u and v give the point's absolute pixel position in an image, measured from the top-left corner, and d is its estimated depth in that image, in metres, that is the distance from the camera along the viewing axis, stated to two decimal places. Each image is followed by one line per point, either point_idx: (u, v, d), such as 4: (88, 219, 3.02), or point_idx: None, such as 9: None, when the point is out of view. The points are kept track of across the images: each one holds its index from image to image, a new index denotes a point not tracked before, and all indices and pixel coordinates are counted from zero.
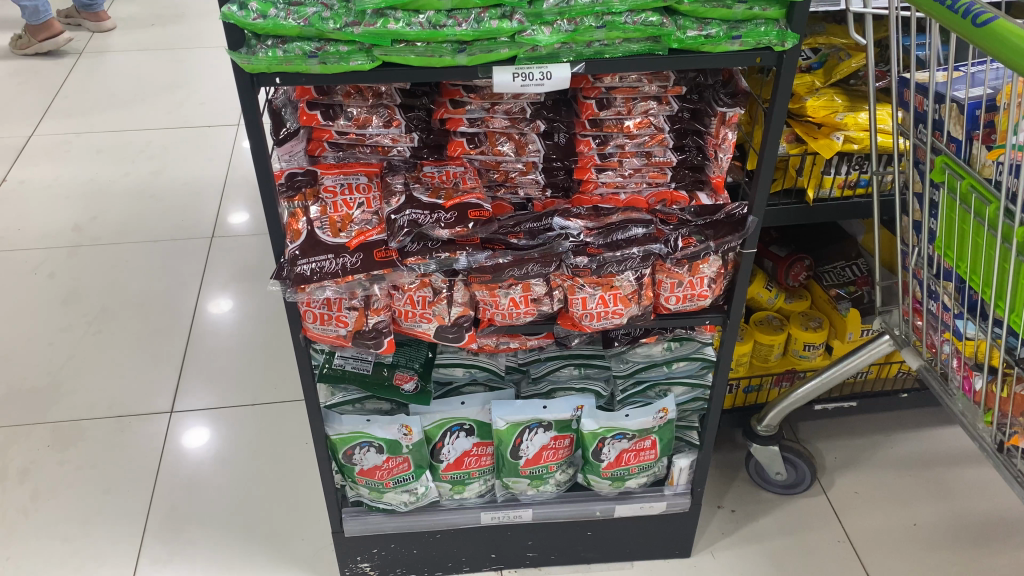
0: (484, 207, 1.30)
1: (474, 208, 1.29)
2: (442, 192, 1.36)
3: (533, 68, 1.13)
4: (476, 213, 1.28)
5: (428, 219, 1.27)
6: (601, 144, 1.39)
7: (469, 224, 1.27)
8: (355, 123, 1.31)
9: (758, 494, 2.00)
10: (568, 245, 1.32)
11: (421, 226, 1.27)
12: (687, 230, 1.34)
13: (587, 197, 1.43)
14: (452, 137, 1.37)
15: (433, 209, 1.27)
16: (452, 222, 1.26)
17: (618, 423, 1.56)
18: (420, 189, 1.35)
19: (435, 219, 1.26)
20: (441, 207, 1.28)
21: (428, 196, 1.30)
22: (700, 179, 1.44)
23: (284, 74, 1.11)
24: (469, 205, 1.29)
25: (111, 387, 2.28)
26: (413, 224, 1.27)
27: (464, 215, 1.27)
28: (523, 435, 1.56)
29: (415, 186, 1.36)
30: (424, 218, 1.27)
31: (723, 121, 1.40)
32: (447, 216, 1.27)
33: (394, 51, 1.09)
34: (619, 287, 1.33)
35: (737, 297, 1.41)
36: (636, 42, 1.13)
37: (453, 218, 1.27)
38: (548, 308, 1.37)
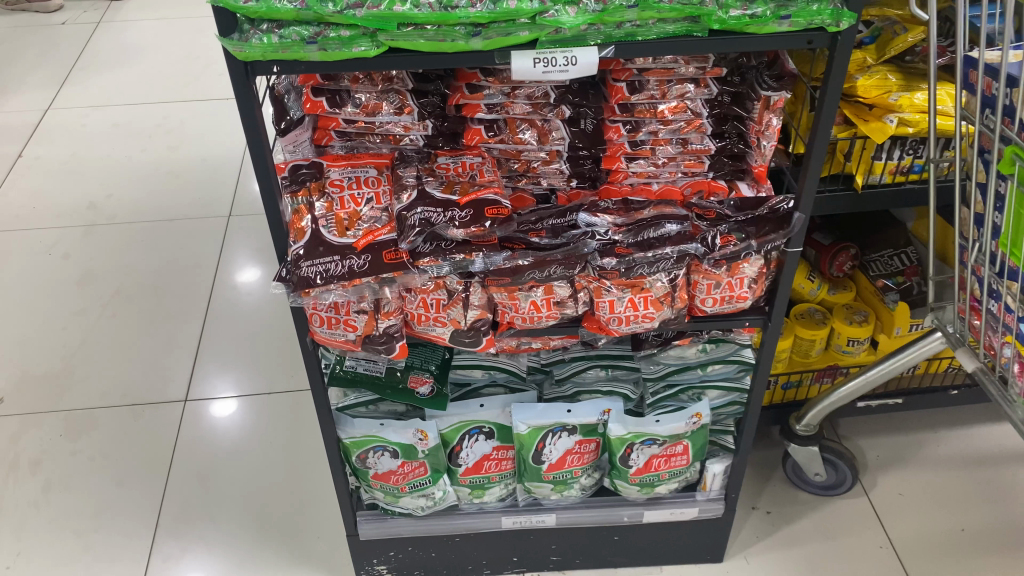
0: (503, 205, 1.18)
1: (490, 205, 1.17)
2: (457, 185, 1.24)
3: (556, 51, 1.02)
4: (494, 210, 1.17)
5: (440, 217, 1.16)
6: (633, 130, 1.29)
7: (486, 223, 1.16)
8: (364, 110, 1.21)
9: (796, 495, 1.89)
10: (592, 243, 1.21)
11: (433, 225, 1.16)
12: (725, 228, 1.23)
13: (616, 186, 1.33)
14: (470, 123, 1.27)
15: (447, 206, 1.17)
16: (467, 221, 1.16)
17: (647, 428, 1.47)
18: (434, 186, 1.22)
19: (449, 218, 1.16)
20: (455, 204, 1.17)
21: (442, 191, 1.20)
22: (740, 168, 1.34)
23: (282, 62, 1.00)
24: (486, 201, 1.18)
25: (124, 374, 2.21)
26: (425, 221, 1.16)
27: (480, 212, 1.16)
28: (547, 439, 1.48)
29: (426, 177, 1.24)
30: (438, 217, 1.16)
31: (768, 105, 1.26)
32: (463, 215, 1.16)
33: (401, 36, 0.98)
34: (651, 288, 1.23)
35: (781, 298, 1.30)
36: (671, 23, 1.01)
37: (469, 215, 1.16)
38: (572, 311, 1.26)
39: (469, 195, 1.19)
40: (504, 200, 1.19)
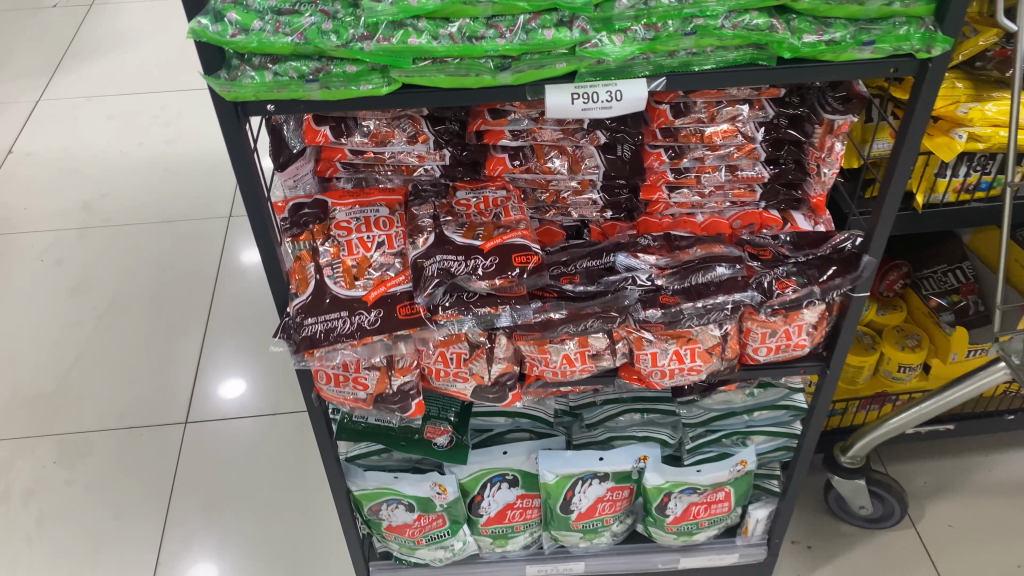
0: (534, 250, 1.04)
1: (517, 250, 1.03)
2: (480, 228, 1.07)
3: (597, 85, 0.87)
4: (522, 257, 1.03)
5: (457, 264, 1.02)
6: (677, 156, 1.13)
7: (513, 272, 1.01)
8: (373, 140, 1.06)
9: (838, 527, 1.77)
10: (632, 287, 1.07)
11: (453, 276, 1.02)
12: (783, 271, 1.09)
13: (655, 219, 1.20)
14: (493, 151, 1.13)
15: (470, 254, 1.03)
16: (492, 271, 1.02)
17: (688, 478, 1.35)
18: (455, 228, 1.07)
19: (471, 268, 1.02)
20: (479, 251, 1.03)
21: (462, 235, 1.05)
22: (795, 197, 1.19)
23: (278, 101, 0.86)
24: (514, 246, 1.04)
25: (121, 393, 2.09)
26: (444, 271, 1.02)
27: (507, 260, 1.02)
28: (576, 487, 1.36)
29: (443, 215, 1.09)
30: (456, 265, 1.02)
31: (829, 129, 1.11)
32: (487, 262, 1.02)
33: (416, 71, 0.83)
34: (700, 339, 1.09)
35: (842, 346, 1.16)
36: (732, 50, 0.87)
37: (494, 263, 1.02)
38: (609, 364, 1.12)
39: (494, 239, 1.05)
40: (535, 245, 1.05)
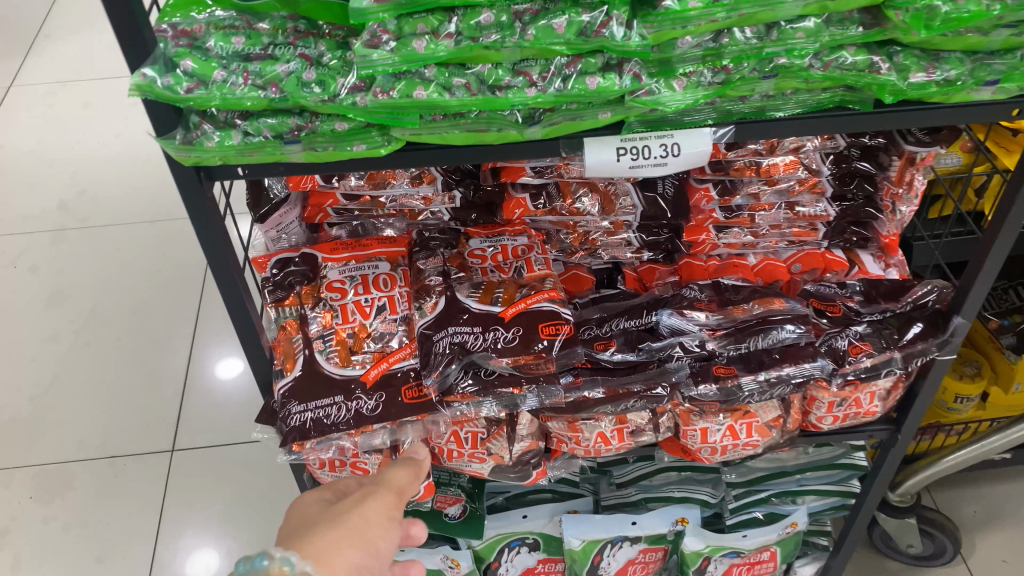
0: (565, 318, 0.88)
1: (546, 318, 0.87)
2: (499, 287, 0.90)
3: (648, 137, 0.70)
4: (549, 328, 0.86)
5: (472, 337, 0.85)
6: (727, 194, 0.96)
7: (540, 347, 0.85)
8: (369, 182, 0.88)
9: (883, 564, 1.62)
10: (681, 356, 0.91)
11: (469, 352, 0.85)
12: (856, 332, 0.93)
13: (700, 262, 1.02)
14: (511, 190, 0.93)
15: (487, 325, 0.86)
16: (515, 347, 0.85)
17: (731, 542, 1.20)
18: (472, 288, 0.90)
19: (490, 341, 0.85)
20: (497, 320, 0.87)
21: (478, 301, 0.88)
22: (863, 235, 1.03)
23: (253, 164, 0.70)
24: (542, 313, 0.87)
25: (102, 418, 1.93)
26: (456, 346, 0.85)
27: (533, 331, 0.86)
28: (604, 551, 1.21)
29: (454, 270, 0.92)
30: (470, 338, 0.85)
31: (910, 162, 0.94)
32: (509, 334, 0.86)
33: (426, 127, 0.66)
34: (757, 414, 0.94)
35: (917, 410, 1.00)
36: (817, 92, 0.69)
37: (517, 334, 0.86)
38: (650, 438, 0.96)
39: (515, 304, 0.88)
40: (565, 310, 0.88)
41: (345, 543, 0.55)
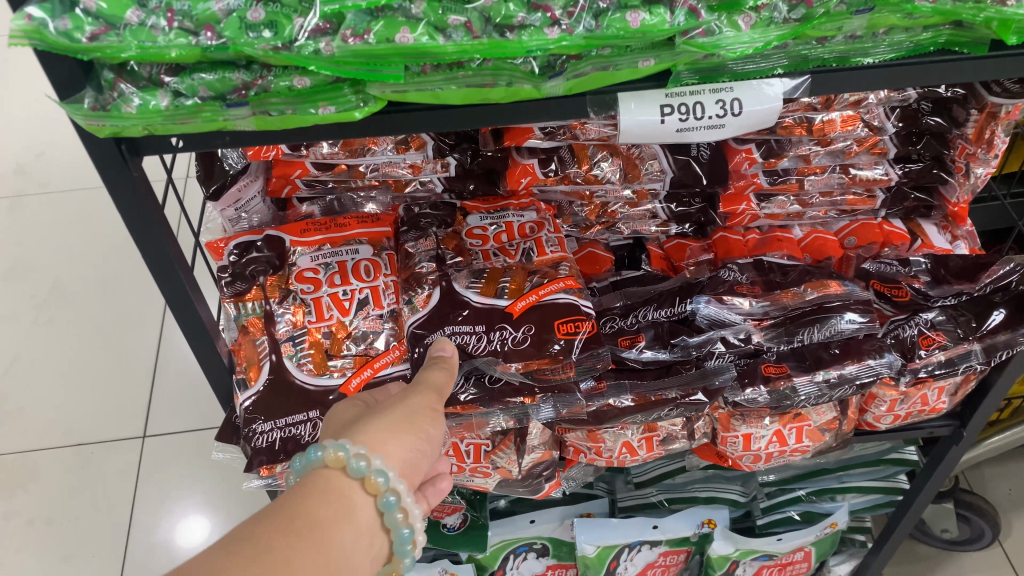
0: (585, 312, 0.73)
1: (562, 313, 0.72)
2: (507, 273, 0.75)
3: (701, 92, 0.56)
4: (566, 326, 0.71)
5: (472, 338, 0.71)
6: (774, 156, 0.79)
7: (556, 349, 0.70)
8: (345, 149, 0.72)
9: (913, 548, 1.49)
10: (722, 353, 0.77)
11: (470, 356, 0.71)
12: (926, 320, 0.79)
13: (737, 236, 0.87)
14: (515, 156, 0.77)
15: (492, 325, 0.71)
16: (527, 351, 0.70)
17: (763, 546, 1.07)
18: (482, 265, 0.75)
19: (495, 343, 0.71)
20: (505, 316, 0.72)
21: (481, 295, 0.73)
22: (927, 202, 0.87)
23: (190, 133, 0.54)
24: (557, 307, 0.72)
25: (67, 402, 1.77)
26: (454, 349, 0.71)
27: (546, 328, 0.71)
28: (621, 556, 1.07)
29: (449, 254, 0.77)
30: (471, 340, 0.71)
31: (992, 117, 0.78)
32: (518, 334, 0.71)
33: (413, 82, 0.51)
34: (808, 417, 0.80)
35: (988, 403, 0.85)
36: (916, 31, 0.54)
37: (528, 334, 0.71)
38: (682, 444, 0.82)
39: (525, 297, 0.73)
40: (584, 302, 0.74)
41: (396, 429, 0.55)
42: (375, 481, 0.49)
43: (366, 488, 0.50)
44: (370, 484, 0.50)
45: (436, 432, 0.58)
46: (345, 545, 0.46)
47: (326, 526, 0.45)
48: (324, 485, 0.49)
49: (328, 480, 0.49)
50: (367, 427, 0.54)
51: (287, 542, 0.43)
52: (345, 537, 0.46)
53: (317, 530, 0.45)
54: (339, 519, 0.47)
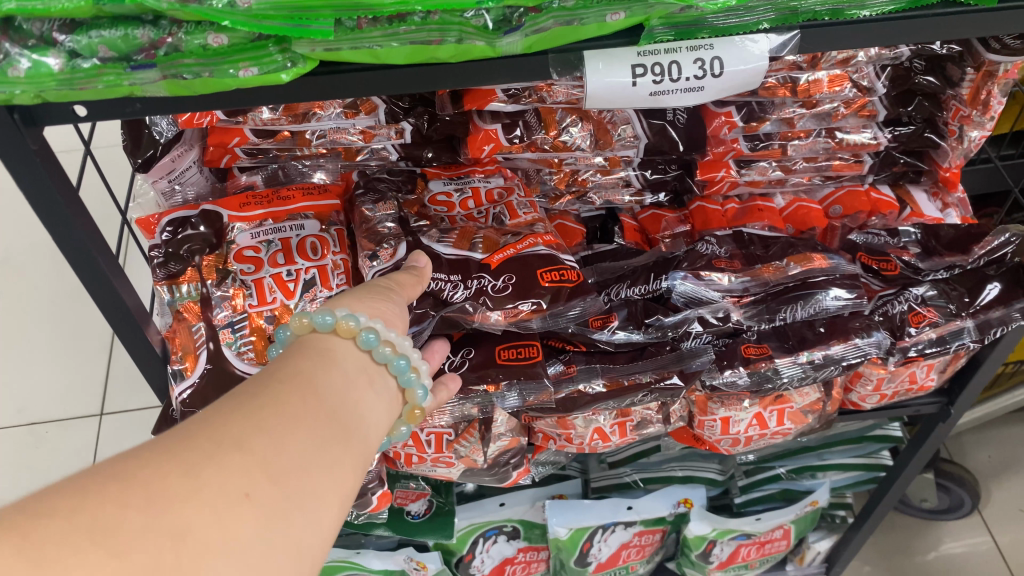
0: (567, 264, 0.68)
1: (544, 264, 0.67)
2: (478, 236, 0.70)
3: (677, 50, 0.50)
4: (550, 274, 0.66)
5: (448, 286, 0.65)
6: (755, 119, 0.73)
7: (541, 299, 0.65)
8: (287, 114, 0.65)
9: (891, 517, 1.46)
10: (699, 334, 0.71)
11: (446, 304, 0.64)
12: (917, 295, 0.74)
13: (716, 206, 0.82)
14: (477, 120, 0.69)
15: (468, 275, 0.66)
16: (508, 297, 0.64)
17: (740, 526, 1.03)
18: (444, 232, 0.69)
19: (474, 289, 0.65)
20: (481, 266, 0.66)
21: (454, 249, 0.68)
22: (915, 167, 0.82)
23: (94, 100, 0.47)
24: (536, 258, 0.67)
25: (16, 379, 1.65)
26: (428, 297, 0.64)
27: (529, 277, 0.66)
28: (595, 537, 1.01)
29: (412, 218, 0.71)
30: (447, 287, 0.65)
31: (989, 76, 0.72)
32: (498, 283, 0.65)
33: (347, 38, 0.44)
34: (791, 401, 0.76)
35: (977, 380, 0.81)
36: None
37: (509, 282, 0.65)
38: (657, 428, 0.77)
39: (502, 249, 0.67)
40: (565, 256, 0.69)
41: (363, 297, 0.53)
42: (346, 325, 0.47)
43: (341, 335, 0.47)
44: (342, 328, 0.47)
45: (398, 295, 0.56)
46: (335, 386, 0.43)
47: (308, 374, 0.42)
48: (299, 344, 0.46)
49: (299, 341, 0.47)
50: (336, 299, 0.52)
51: (268, 391, 0.40)
52: (333, 379, 0.43)
53: (298, 378, 0.42)
54: (321, 367, 0.44)
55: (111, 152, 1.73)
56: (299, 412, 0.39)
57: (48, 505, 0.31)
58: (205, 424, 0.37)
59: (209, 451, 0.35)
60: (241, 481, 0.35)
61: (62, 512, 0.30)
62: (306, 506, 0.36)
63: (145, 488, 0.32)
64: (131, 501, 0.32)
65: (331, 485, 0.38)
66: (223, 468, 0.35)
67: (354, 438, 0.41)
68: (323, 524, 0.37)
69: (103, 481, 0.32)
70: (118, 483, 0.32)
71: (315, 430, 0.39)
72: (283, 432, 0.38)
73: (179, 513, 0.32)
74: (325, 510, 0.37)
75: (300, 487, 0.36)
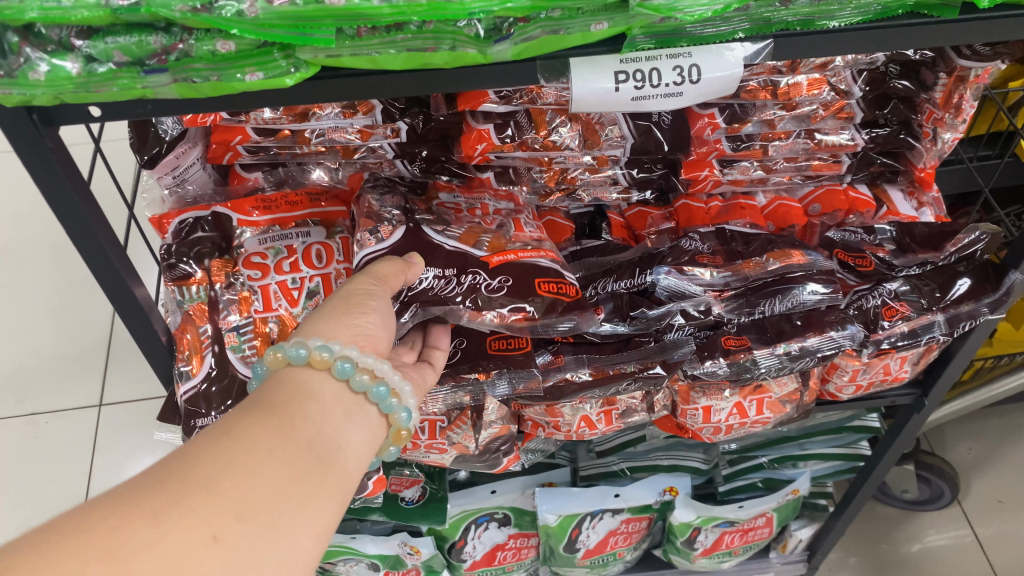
0: (567, 279, 0.70)
1: (543, 274, 0.69)
2: (484, 236, 0.72)
3: (657, 57, 0.53)
4: (547, 284, 0.68)
5: (441, 282, 0.67)
6: (737, 121, 0.76)
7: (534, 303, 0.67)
8: (290, 113, 0.68)
9: (875, 508, 1.50)
10: (681, 326, 0.75)
11: (443, 301, 0.66)
12: (890, 290, 0.77)
13: (699, 203, 0.85)
14: (470, 121, 0.71)
15: (464, 270, 0.67)
16: (502, 299, 0.67)
17: (724, 513, 1.07)
18: (442, 228, 0.71)
19: (467, 287, 0.67)
20: (480, 264, 0.68)
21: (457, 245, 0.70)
22: (892, 167, 0.86)
23: (107, 103, 0.50)
24: (538, 268, 0.69)
25: (19, 371, 1.67)
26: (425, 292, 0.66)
27: (527, 283, 0.68)
28: (583, 524, 1.05)
29: (418, 211, 0.74)
30: (441, 285, 0.66)
31: (960, 80, 0.76)
32: (493, 282, 0.67)
33: (347, 46, 0.47)
34: (770, 390, 0.79)
35: (950, 372, 0.84)
36: None
37: (504, 284, 0.67)
38: (643, 417, 0.81)
39: (503, 253, 0.70)
40: (567, 272, 0.72)
41: (340, 319, 0.56)
42: (320, 357, 0.52)
43: (316, 366, 0.52)
44: (315, 360, 0.52)
45: (384, 300, 0.59)
46: (309, 421, 0.47)
47: (283, 412, 0.47)
48: (275, 377, 0.51)
49: (277, 374, 0.51)
50: (315, 322, 0.56)
51: (243, 428, 0.44)
52: (307, 414, 0.48)
53: (274, 416, 0.46)
54: (296, 404, 0.48)
55: (110, 146, 1.75)
56: (271, 450, 0.43)
57: (26, 548, 0.35)
58: (182, 463, 0.41)
59: (182, 493, 0.39)
60: (210, 523, 0.39)
61: (38, 558, 0.35)
62: (275, 539, 0.41)
63: (115, 534, 0.36)
64: (102, 547, 0.36)
65: (303, 521, 0.43)
66: (197, 508, 0.39)
67: (324, 472, 0.45)
68: (289, 557, 0.42)
69: (78, 525, 0.36)
70: (92, 528, 0.36)
71: (285, 467, 0.43)
72: (254, 473, 0.42)
73: (146, 557, 0.36)
74: (293, 542, 0.42)
75: (269, 526, 0.41)
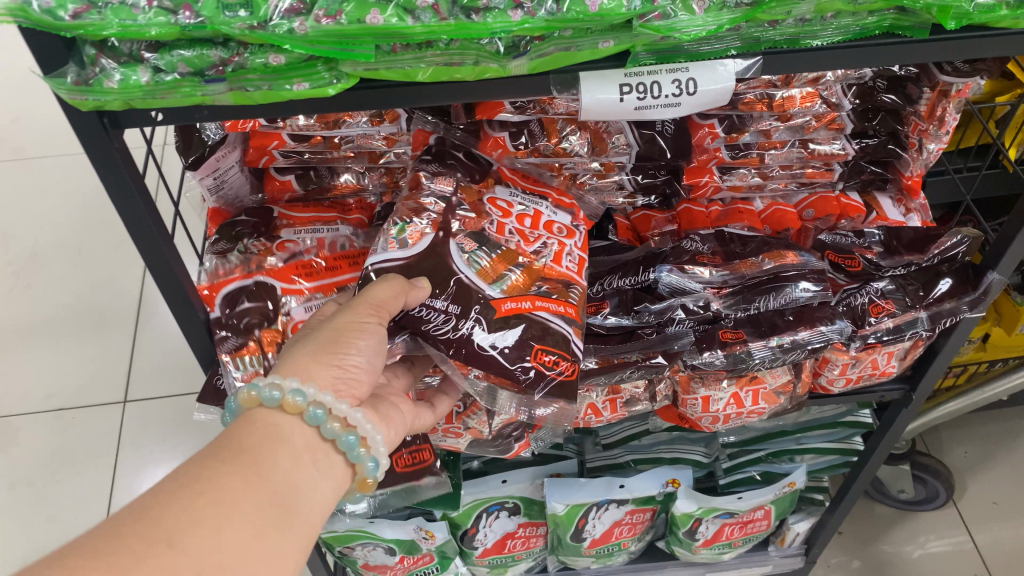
0: (570, 354, 0.70)
1: (544, 343, 0.68)
2: (514, 259, 0.73)
3: (658, 72, 0.59)
4: (542, 353, 0.68)
5: (439, 317, 0.67)
6: (735, 131, 0.82)
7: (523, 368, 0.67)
8: (321, 122, 0.74)
9: (873, 509, 1.55)
10: (682, 319, 0.81)
11: (427, 335, 0.67)
12: (877, 288, 0.83)
13: (700, 208, 0.92)
14: (487, 128, 0.78)
15: (460, 316, 0.67)
16: (488, 360, 0.66)
17: (723, 504, 1.12)
18: None
19: (461, 333, 0.67)
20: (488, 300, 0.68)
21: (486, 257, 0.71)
22: (882, 176, 0.92)
23: (169, 108, 0.56)
24: (539, 326, 0.69)
25: (47, 369, 1.74)
26: (415, 322, 0.67)
27: (524, 345, 0.67)
28: (590, 514, 1.10)
29: (463, 205, 0.75)
30: (439, 320, 0.67)
31: (943, 94, 0.81)
32: (489, 339, 0.67)
33: (384, 60, 0.53)
34: (765, 381, 0.84)
35: (935, 368, 0.89)
36: (862, 15, 0.57)
37: (501, 351, 0.67)
38: (646, 407, 0.87)
39: (518, 301, 0.69)
40: (574, 342, 0.71)
41: (323, 357, 0.60)
42: (293, 402, 0.56)
43: (288, 410, 0.56)
44: (287, 404, 0.56)
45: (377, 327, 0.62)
46: (273, 472, 0.51)
47: (249, 464, 0.51)
48: (247, 420, 0.56)
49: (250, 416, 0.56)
50: (296, 356, 0.60)
51: (209, 479, 0.48)
52: (271, 466, 0.52)
53: (240, 467, 0.50)
54: (262, 456, 0.52)
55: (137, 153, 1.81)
56: (233, 506, 0.47)
57: None
58: (149, 515, 0.45)
59: (147, 548, 0.43)
60: None
61: None
62: None
63: None
64: None
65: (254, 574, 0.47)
66: (160, 566, 0.43)
67: (278, 526, 0.49)
68: None
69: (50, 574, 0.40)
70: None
71: (243, 523, 0.47)
72: (213, 529, 0.46)
73: None
74: None
75: None
